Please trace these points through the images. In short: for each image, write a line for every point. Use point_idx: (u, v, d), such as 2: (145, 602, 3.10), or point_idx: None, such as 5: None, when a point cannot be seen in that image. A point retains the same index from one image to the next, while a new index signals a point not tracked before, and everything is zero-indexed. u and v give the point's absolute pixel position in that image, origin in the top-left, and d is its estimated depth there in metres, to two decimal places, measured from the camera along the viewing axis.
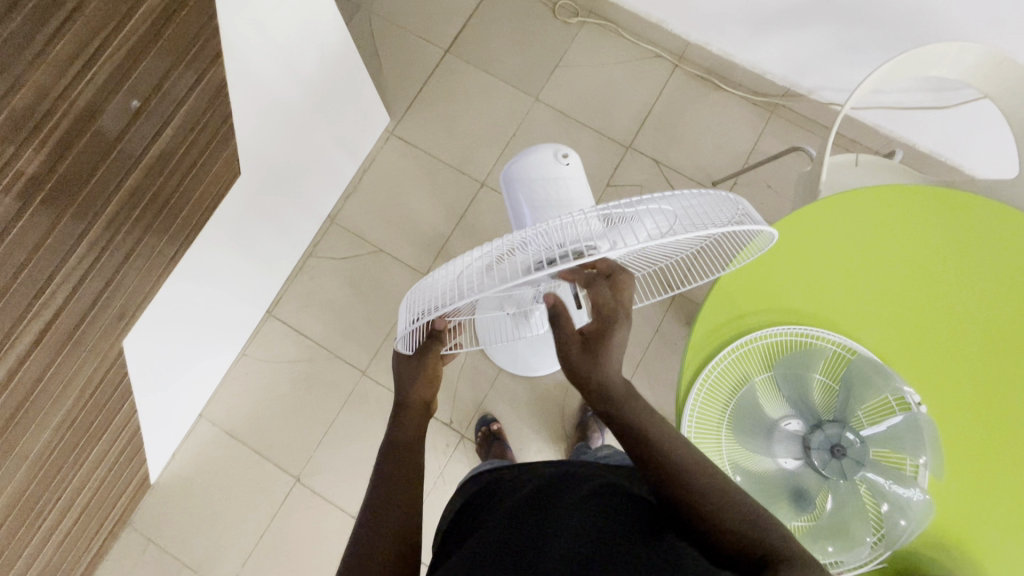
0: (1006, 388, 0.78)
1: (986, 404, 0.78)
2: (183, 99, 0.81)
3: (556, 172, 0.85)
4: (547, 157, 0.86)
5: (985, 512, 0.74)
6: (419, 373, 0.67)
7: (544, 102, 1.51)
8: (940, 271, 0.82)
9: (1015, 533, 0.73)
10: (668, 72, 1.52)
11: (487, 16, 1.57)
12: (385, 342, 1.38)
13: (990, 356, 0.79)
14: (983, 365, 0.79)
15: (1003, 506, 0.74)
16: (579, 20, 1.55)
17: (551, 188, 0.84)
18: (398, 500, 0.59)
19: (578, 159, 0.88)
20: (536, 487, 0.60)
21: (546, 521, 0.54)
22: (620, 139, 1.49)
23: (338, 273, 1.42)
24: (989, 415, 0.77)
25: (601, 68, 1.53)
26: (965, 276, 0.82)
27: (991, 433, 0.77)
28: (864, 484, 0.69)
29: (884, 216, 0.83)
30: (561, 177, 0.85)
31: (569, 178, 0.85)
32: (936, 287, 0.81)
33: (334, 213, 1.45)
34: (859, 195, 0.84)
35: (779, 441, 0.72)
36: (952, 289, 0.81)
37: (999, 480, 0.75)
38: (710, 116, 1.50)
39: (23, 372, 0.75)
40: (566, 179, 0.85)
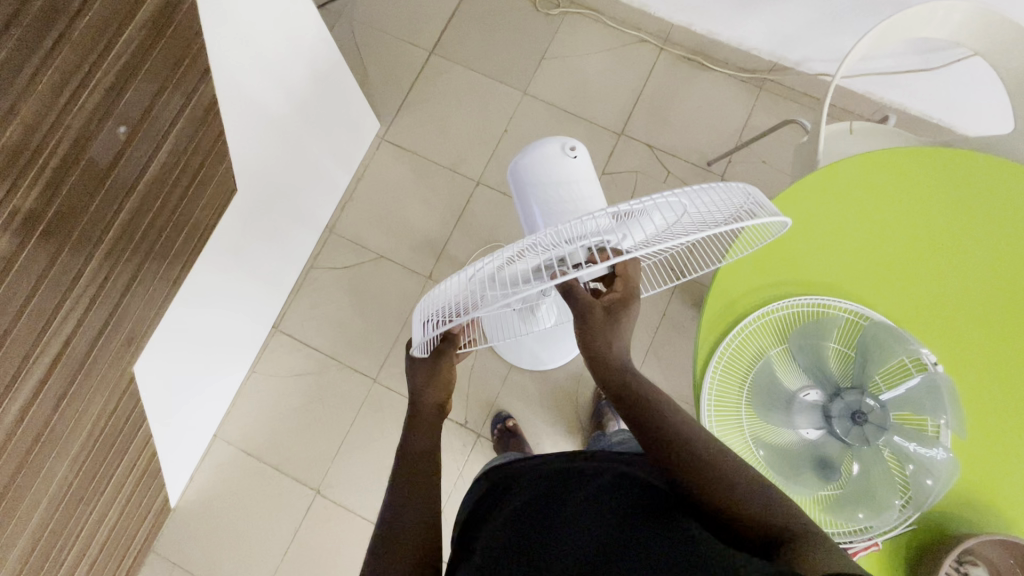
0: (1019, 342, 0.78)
1: (1012, 364, 0.77)
2: (175, 119, 0.80)
3: (564, 167, 0.84)
4: (561, 150, 0.84)
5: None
6: (434, 377, 0.66)
7: (532, 96, 1.51)
8: (939, 230, 0.82)
9: None
10: (654, 56, 1.52)
11: (469, 14, 1.57)
12: (394, 347, 1.38)
13: (1000, 312, 0.79)
14: (995, 320, 0.79)
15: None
16: (561, 11, 1.55)
17: (560, 185, 0.83)
18: (416, 514, 0.57)
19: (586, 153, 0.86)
20: (547, 486, 0.58)
21: (552, 534, 0.54)
22: (612, 126, 1.48)
23: (340, 283, 1.42)
24: (1003, 369, 0.77)
25: (586, 57, 1.53)
26: (968, 237, 0.82)
27: (1008, 386, 0.77)
28: (891, 449, 0.69)
29: (879, 178, 0.83)
30: (568, 171, 0.84)
31: (577, 174, 0.84)
32: (937, 247, 0.81)
33: (332, 223, 1.45)
34: (860, 162, 0.84)
35: (800, 412, 0.72)
36: (953, 248, 0.81)
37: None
38: (700, 96, 1.50)
39: (31, 415, 0.74)
40: (574, 174, 0.83)
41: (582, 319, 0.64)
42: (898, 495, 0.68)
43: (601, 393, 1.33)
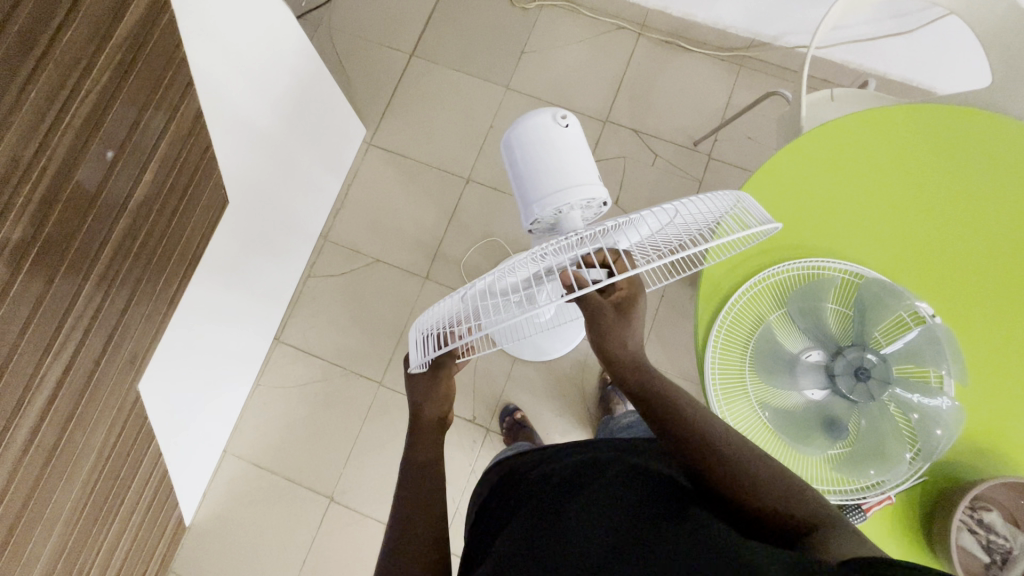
0: (1013, 288, 0.79)
1: (1009, 310, 0.78)
2: (161, 135, 0.81)
3: (555, 138, 0.74)
4: (544, 122, 0.75)
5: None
6: (433, 387, 0.70)
7: (515, 90, 1.52)
8: (926, 186, 0.83)
9: None
10: (632, 42, 1.53)
11: (446, 14, 1.58)
12: (396, 350, 1.38)
13: (993, 260, 0.80)
14: (988, 269, 0.80)
15: None
16: (537, 5, 1.56)
17: (550, 157, 0.73)
18: (424, 507, 0.60)
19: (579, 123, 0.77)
20: (557, 481, 0.59)
21: (565, 519, 0.53)
22: (597, 114, 1.49)
23: (338, 290, 1.42)
24: (999, 316, 0.78)
25: (566, 48, 1.54)
26: (955, 190, 0.83)
27: (1007, 333, 0.77)
28: (896, 404, 0.70)
29: (864, 139, 0.84)
30: (559, 142, 0.74)
31: (569, 145, 0.74)
32: (926, 203, 0.82)
33: (326, 232, 1.46)
34: (843, 125, 0.85)
35: (803, 374, 0.73)
36: (941, 202, 0.82)
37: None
38: (681, 78, 1.51)
39: (38, 441, 0.74)
40: (566, 145, 0.74)
41: (596, 320, 0.68)
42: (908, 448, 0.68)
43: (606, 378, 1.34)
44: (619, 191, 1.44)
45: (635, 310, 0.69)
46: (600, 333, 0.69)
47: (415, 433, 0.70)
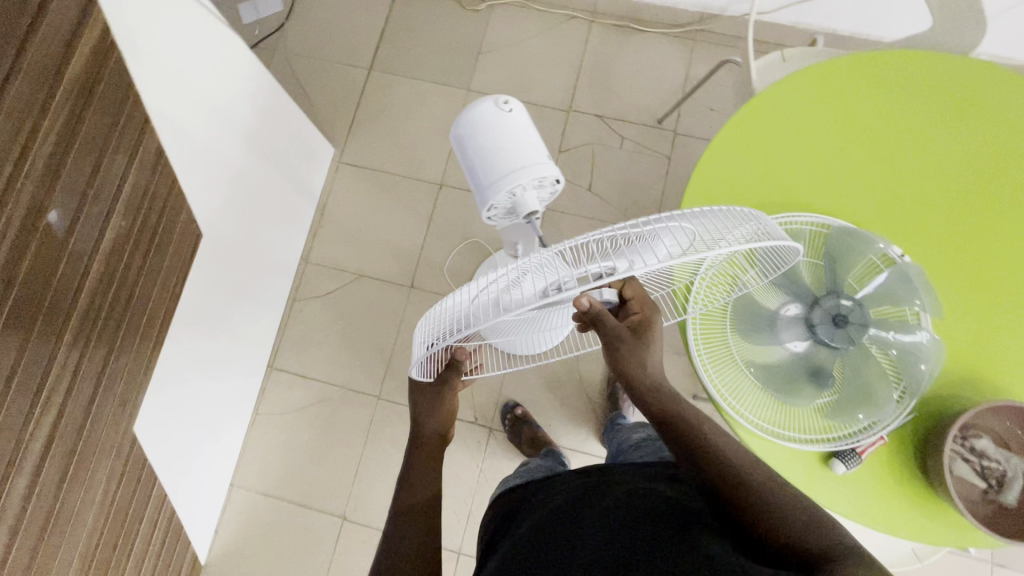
0: (978, 218, 0.81)
1: (977, 245, 0.80)
2: (124, 176, 0.81)
3: (498, 123, 0.73)
4: (486, 110, 0.74)
5: (1006, 341, 0.76)
6: (438, 400, 0.73)
7: (476, 91, 1.53)
8: (882, 129, 0.84)
9: None
10: (585, 30, 1.55)
11: (399, 25, 1.59)
12: (391, 361, 1.38)
13: (955, 193, 0.82)
14: (952, 202, 0.81)
15: (1009, 327, 0.76)
16: (487, 5, 1.58)
17: (495, 143, 0.72)
18: (422, 514, 0.66)
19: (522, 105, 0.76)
20: (571, 496, 0.66)
21: (571, 533, 0.61)
22: (561, 105, 1.51)
23: (326, 310, 1.43)
24: (968, 246, 0.80)
25: (521, 43, 1.55)
26: (910, 130, 0.84)
27: (977, 261, 0.79)
28: (876, 347, 0.71)
29: (816, 92, 0.86)
30: (503, 127, 0.73)
31: (514, 128, 0.73)
32: (883, 146, 0.84)
33: (306, 254, 1.46)
34: (793, 81, 0.86)
35: (785, 328, 0.74)
36: (898, 143, 0.84)
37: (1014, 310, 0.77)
38: (638, 59, 1.52)
39: (37, 494, 0.74)
40: (510, 128, 0.72)
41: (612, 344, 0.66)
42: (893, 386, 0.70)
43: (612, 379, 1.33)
44: (591, 177, 1.46)
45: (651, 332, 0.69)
46: (618, 355, 0.67)
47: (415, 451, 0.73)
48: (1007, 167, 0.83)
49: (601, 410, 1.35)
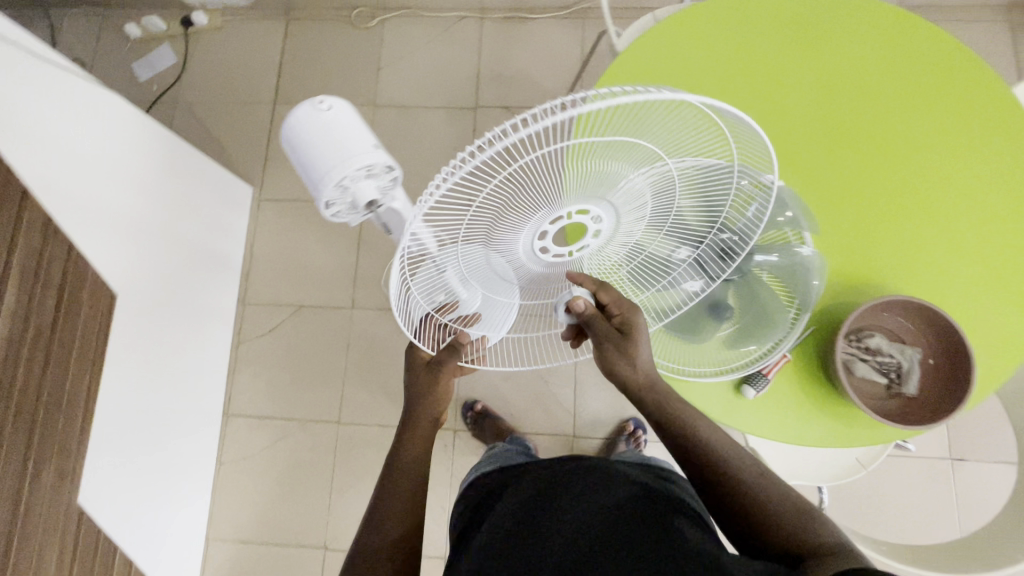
0: (864, 131, 0.82)
1: (853, 167, 0.81)
2: (9, 248, 0.79)
3: (307, 131, 0.60)
4: (306, 115, 0.62)
5: (886, 254, 0.79)
6: (432, 389, 0.74)
7: (383, 105, 1.54)
8: (769, 56, 0.84)
9: (913, 254, 0.79)
10: (478, 27, 1.57)
11: (296, 55, 1.60)
12: (345, 384, 1.38)
13: (843, 112, 0.82)
14: (841, 122, 0.82)
15: (894, 236, 0.80)
16: (378, 20, 1.59)
17: (306, 156, 0.60)
18: (398, 512, 0.68)
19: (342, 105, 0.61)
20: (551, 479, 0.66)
21: (554, 508, 0.60)
22: (466, 103, 1.53)
23: (272, 347, 1.42)
24: (858, 165, 0.81)
25: (418, 52, 1.57)
26: (797, 51, 0.84)
27: (864, 177, 0.81)
28: (758, 266, 0.72)
29: (698, 27, 0.84)
30: (312, 136, 0.60)
31: (320, 136, 0.59)
32: (772, 72, 0.83)
33: (243, 296, 1.46)
34: (673, 21, 0.84)
35: (680, 272, 0.70)
36: (787, 67, 0.83)
37: (890, 224, 0.80)
38: (534, 47, 1.55)
39: None
40: (316, 135, 0.60)
41: (599, 345, 0.67)
42: (785, 310, 0.73)
43: (625, 429, 1.31)
44: None
45: (642, 334, 0.67)
46: (605, 355, 0.68)
47: (401, 446, 0.73)
48: (878, 82, 0.83)
49: (558, 391, 1.37)
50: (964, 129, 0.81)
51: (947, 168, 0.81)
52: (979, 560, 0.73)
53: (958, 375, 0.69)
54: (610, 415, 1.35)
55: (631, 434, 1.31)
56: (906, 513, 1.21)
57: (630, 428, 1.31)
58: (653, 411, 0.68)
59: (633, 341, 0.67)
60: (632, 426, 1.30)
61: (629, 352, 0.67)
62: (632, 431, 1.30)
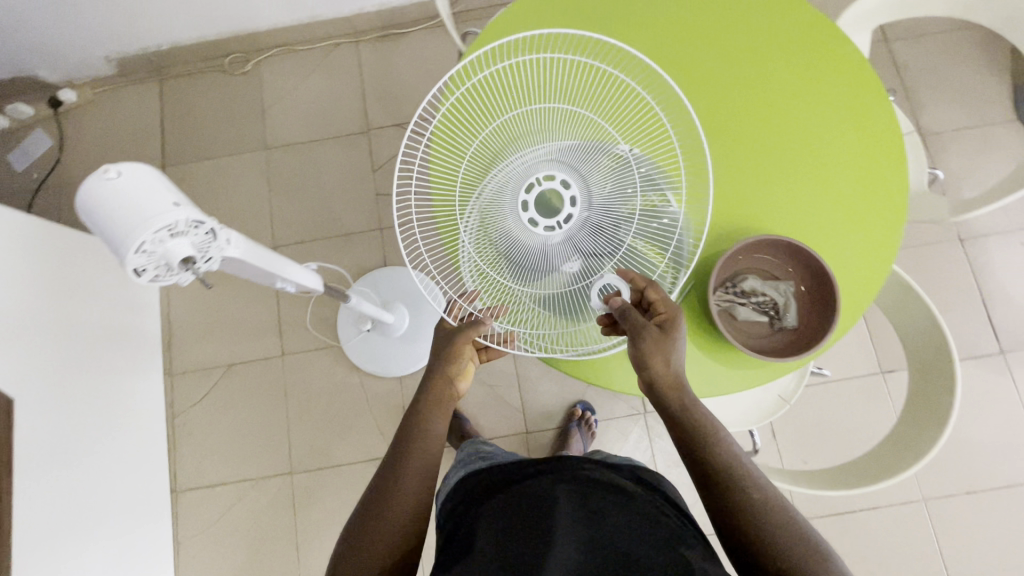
0: (707, 81, 0.84)
1: (699, 121, 0.83)
2: None
3: (103, 214, 0.50)
4: (93, 188, 0.50)
5: (749, 201, 0.81)
6: (451, 363, 0.73)
7: (275, 147, 1.52)
8: (601, 31, 0.86)
9: (777, 191, 0.81)
10: (354, 51, 1.56)
11: (177, 114, 1.56)
12: (292, 433, 1.36)
13: (684, 68, 0.84)
14: (685, 76, 0.84)
15: (756, 178, 0.81)
16: (254, 63, 1.57)
17: (110, 243, 0.51)
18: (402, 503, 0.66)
19: (141, 175, 0.50)
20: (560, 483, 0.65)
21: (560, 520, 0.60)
22: (358, 128, 1.52)
23: (210, 412, 1.38)
24: (709, 115, 0.83)
25: (300, 86, 1.56)
26: (627, 20, 0.86)
27: (718, 127, 0.82)
28: (635, 237, 0.69)
29: (528, 22, 0.87)
30: (110, 222, 0.50)
31: (121, 227, 0.49)
32: (608, 46, 0.85)
33: (168, 367, 1.41)
34: (503, 22, 0.87)
35: (554, 256, 0.68)
36: (620, 37, 0.85)
37: (751, 167, 0.82)
38: (413, 60, 1.54)
39: None
40: (114, 223, 0.50)
41: (636, 338, 0.66)
42: (664, 272, 0.73)
43: (574, 414, 1.33)
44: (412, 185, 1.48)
45: (677, 330, 0.68)
46: (642, 349, 0.66)
47: (415, 431, 0.70)
48: (708, 36, 0.85)
49: (504, 392, 1.37)
50: (807, 74, 0.83)
51: (796, 113, 0.82)
52: (888, 466, 0.76)
53: (826, 299, 0.73)
54: (558, 402, 1.36)
55: (581, 418, 1.32)
56: (850, 434, 1.25)
57: (578, 412, 1.32)
58: (672, 399, 0.67)
59: (671, 334, 0.67)
60: (580, 409, 1.32)
61: (668, 349, 0.67)
62: (581, 414, 1.31)
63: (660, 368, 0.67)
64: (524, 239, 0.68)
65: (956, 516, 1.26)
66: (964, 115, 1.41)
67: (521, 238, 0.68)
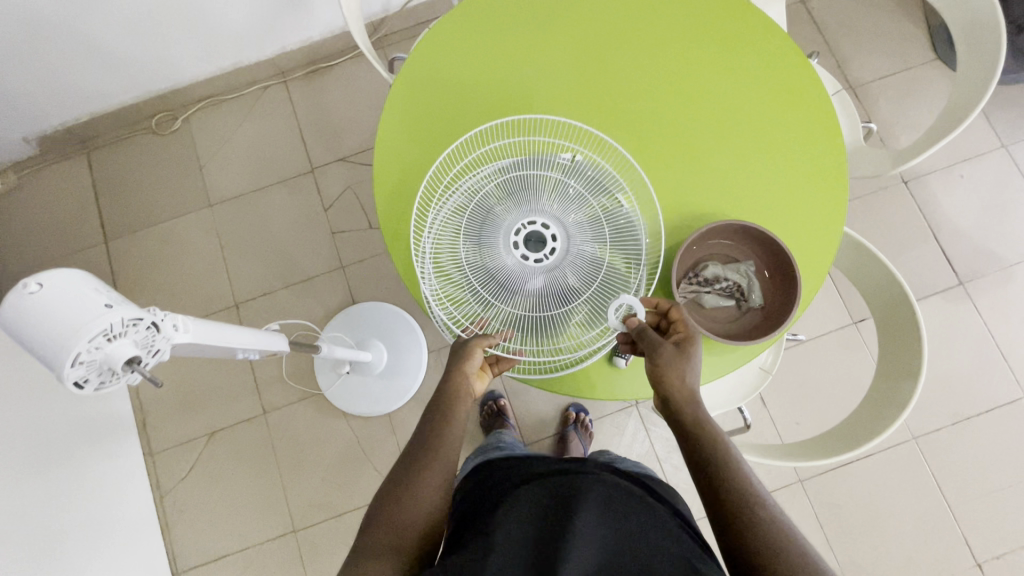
0: (636, 74, 0.84)
1: (635, 114, 0.83)
2: None
3: (29, 328, 0.48)
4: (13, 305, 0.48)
5: (696, 189, 0.82)
6: (468, 361, 0.69)
7: (220, 202, 1.48)
8: (524, 41, 0.86)
9: (722, 172, 0.82)
10: (284, 90, 1.53)
11: (111, 184, 1.50)
12: (288, 490, 1.32)
13: (611, 65, 0.85)
14: (614, 73, 0.85)
15: (700, 162, 0.82)
16: (182, 119, 1.52)
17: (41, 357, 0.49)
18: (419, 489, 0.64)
19: (63, 281, 0.49)
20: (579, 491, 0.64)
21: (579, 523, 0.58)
22: (302, 168, 1.48)
23: (199, 485, 1.33)
24: (645, 108, 0.84)
25: (235, 135, 1.51)
26: (547, 26, 0.86)
27: (655, 118, 0.83)
28: (595, 245, 0.70)
29: (451, 42, 0.87)
30: (36, 334, 0.48)
31: (49, 337, 0.48)
32: (533, 54, 0.85)
33: (147, 447, 1.35)
34: (427, 46, 0.87)
35: (521, 279, 0.69)
36: (544, 44, 0.86)
37: (694, 151, 0.83)
38: (346, 90, 1.52)
39: None
40: (41, 335, 0.48)
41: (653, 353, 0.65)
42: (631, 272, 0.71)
43: (568, 417, 1.33)
44: (366, 217, 1.45)
45: (694, 349, 0.67)
46: (658, 364, 0.65)
47: (439, 429, 0.68)
48: (630, 30, 0.86)
49: None
50: (741, 58, 0.85)
51: (732, 97, 0.84)
52: (874, 423, 0.77)
53: (786, 273, 0.74)
54: (551, 410, 1.36)
55: (577, 419, 1.32)
56: (834, 387, 1.28)
57: (572, 414, 1.32)
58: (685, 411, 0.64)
59: (687, 349, 0.67)
60: (574, 412, 1.32)
61: (683, 365, 0.66)
62: (576, 416, 1.31)
63: (676, 382, 0.65)
64: (504, 262, 0.70)
65: (946, 448, 1.30)
66: (887, 62, 1.46)
67: (499, 260, 0.70)
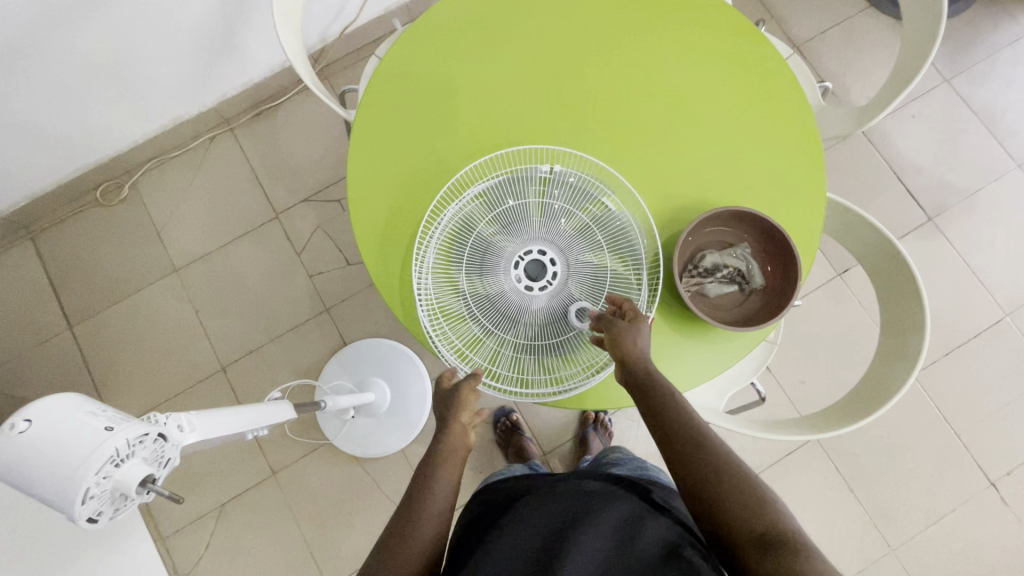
0: (602, 76, 0.83)
1: (608, 116, 0.82)
2: None
3: (24, 463, 0.48)
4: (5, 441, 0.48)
5: (680, 182, 0.81)
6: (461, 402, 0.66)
7: (187, 265, 1.41)
8: (482, 59, 0.84)
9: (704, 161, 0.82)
10: (232, 139, 1.46)
11: (65, 267, 1.41)
12: (314, 547, 1.28)
13: (575, 70, 0.83)
14: (579, 78, 0.83)
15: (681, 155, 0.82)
16: (130, 186, 1.45)
17: (38, 491, 0.48)
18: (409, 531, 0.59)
19: (52, 407, 0.50)
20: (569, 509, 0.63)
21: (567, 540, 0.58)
22: (266, 217, 1.43)
23: (220, 561, 1.28)
24: (617, 109, 0.82)
25: (189, 194, 1.45)
26: (504, 39, 0.84)
27: (629, 117, 0.82)
28: (594, 257, 0.71)
29: (407, 69, 0.83)
30: (32, 466, 0.48)
31: (44, 465, 0.48)
32: (494, 72, 0.83)
33: (158, 533, 1.29)
34: (383, 79, 0.83)
35: (526, 304, 0.69)
36: (504, 60, 0.84)
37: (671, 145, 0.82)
38: (296, 129, 1.46)
39: None
40: (36, 465, 0.48)
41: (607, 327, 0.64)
42: (633, 283, 0.72)
43: (586, 420, 1.32)
44: (341, 255, 1.41)
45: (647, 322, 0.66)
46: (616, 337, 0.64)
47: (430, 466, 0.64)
48: (587, 32, 0.84)
49: None
50: (703, 44, 0.84)
51: (701, 84, 0.83)
52: (887, 383, 0.78)
53: (781, 252, 0.74)
54: (562, 415, 1.35)
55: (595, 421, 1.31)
56: (832, 342, 1.31)
57: (587, 417, 1.31)
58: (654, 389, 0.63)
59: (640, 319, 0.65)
60: (589, 414, 1.31)
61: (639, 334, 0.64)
62: (591, 417, 1.30)
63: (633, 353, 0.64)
64: (506, 289, 0.70)
65: (944, 379, 1.34)
66: (826, 17, 1.49)
67: (501, 288, 0.70)
